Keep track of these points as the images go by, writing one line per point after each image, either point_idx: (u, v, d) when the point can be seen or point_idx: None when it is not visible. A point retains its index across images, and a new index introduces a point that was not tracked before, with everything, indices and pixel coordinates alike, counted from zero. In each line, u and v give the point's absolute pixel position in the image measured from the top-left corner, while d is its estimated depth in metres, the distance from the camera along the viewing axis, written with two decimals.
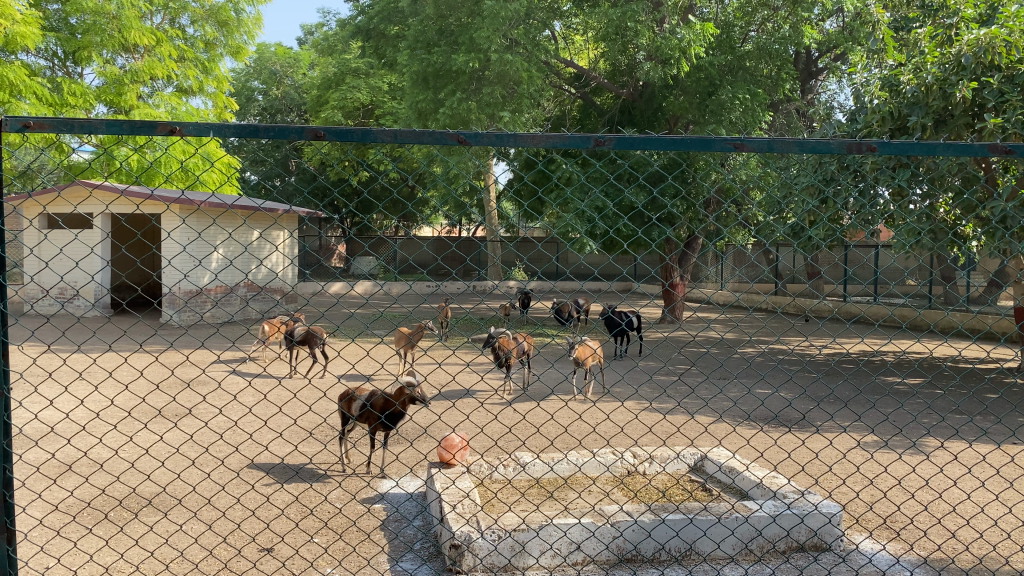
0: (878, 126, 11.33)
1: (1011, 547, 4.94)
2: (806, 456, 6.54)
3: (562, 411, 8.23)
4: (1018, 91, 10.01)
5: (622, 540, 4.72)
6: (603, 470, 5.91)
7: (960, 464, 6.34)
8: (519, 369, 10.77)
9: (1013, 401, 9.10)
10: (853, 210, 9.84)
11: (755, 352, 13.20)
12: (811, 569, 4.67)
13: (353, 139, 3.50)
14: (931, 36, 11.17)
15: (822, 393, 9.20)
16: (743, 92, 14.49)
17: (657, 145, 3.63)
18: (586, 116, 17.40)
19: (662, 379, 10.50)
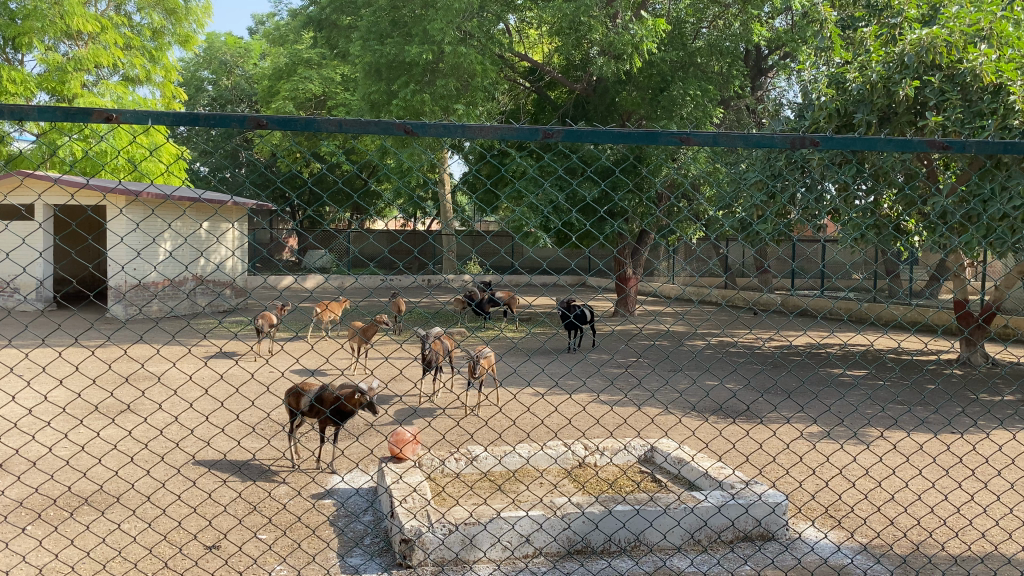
0: (824, 123, 11.52)
1: (947, 534, 5.07)
2: (752, 446, 6.63)
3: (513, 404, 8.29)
4: (957, 90, 10.28)
5: (570, 532, 4.75)
6: (552, 462, 5.91)
7: (900, 454, 6.50)
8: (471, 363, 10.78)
9: (951, 392, 9.38)
10: (801, 206, 10.01)
11: (704, 345, 13.39)
12: (755, 558, 4.74)
13: (298, 129, 3.43)
14: (875, 36, 11.45)
15: (767, 385, 9.38)
16: (694, 88, 14.65)
17: (604, 139, 3.63)
18: (540, 110, 17.45)
19: (611, 372, 10.59)
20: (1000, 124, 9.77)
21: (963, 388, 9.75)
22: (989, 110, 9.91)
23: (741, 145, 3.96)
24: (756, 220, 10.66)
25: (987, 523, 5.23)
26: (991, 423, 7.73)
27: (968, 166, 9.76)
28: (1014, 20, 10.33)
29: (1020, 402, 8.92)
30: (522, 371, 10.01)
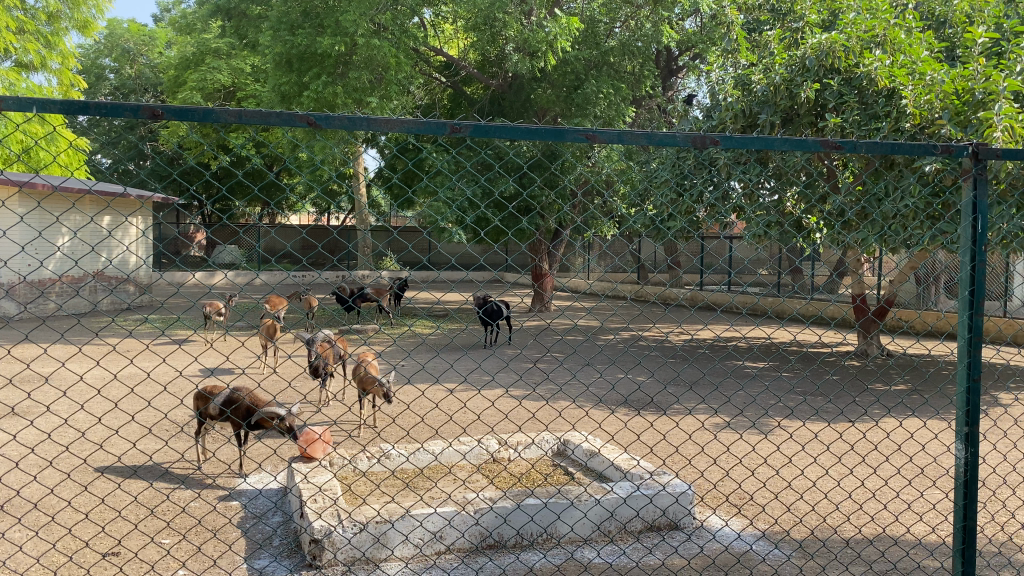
0: (731, 123, 11.90)
1: (840, 518, 5.31)
2: (659, 438, 6.78)
3: (425, 399, 8.28)
4: (854, 93, 10.76)
5: (479, 527, 4.74)
6: (462, 458, 5.91)
7: (798, 443, 6.77)
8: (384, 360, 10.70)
9: (846, 382, 9.85)
10: (709, 204, 10.29)
11: (617, 340, 13.66)
12: (661, 547, 4.85)
13: (195, 119, 3.31)
14: (779, 40, 11.83)
15: (674, 377, 9.63)
16: (606, 87, 14.93)
17: (510, 134, 3.63)
18: (456, 106, 17.41)
19: (524, 367, 10.67)
20: (893, 127, 10.23)
21: (857, 378, 10.26)
22: (883, 112, 10.48)
23: (645, 141, 4.02)
24: (667, 217, 10.93)
25: (876, 506, 5.49)
26: (881, 411, 8.15)
27: (864, 166, 10.23)
28: (906, 28, 10.87)
29: (909, 390, 9.43)
30: (434, 367, 10.02)
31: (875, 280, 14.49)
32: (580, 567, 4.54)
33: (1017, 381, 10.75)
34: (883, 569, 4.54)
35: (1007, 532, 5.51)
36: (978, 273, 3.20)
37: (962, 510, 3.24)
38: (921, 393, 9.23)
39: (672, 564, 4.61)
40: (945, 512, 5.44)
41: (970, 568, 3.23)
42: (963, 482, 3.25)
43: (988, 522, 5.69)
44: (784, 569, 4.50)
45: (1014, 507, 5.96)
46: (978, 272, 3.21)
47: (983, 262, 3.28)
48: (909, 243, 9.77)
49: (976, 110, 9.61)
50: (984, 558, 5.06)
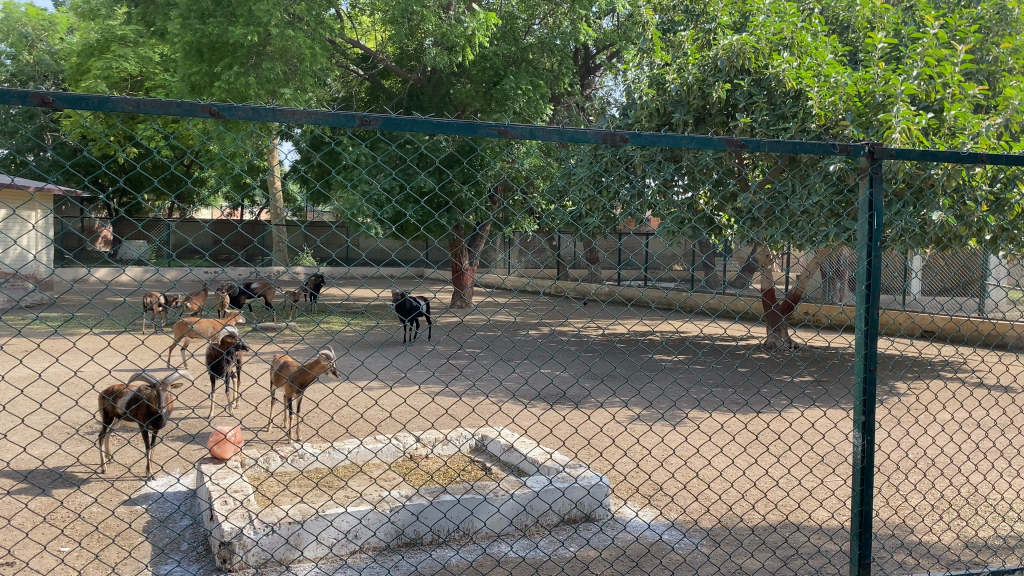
0: (646, 121, 12.13)
1: (745, 506, 5.47)
2: (577, 431, 6.85)
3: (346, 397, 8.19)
4: (764, 94, 11.09)
5: (391, 525, 4.70)
6: (383, 455, 5.85)
7: (710, 434, 6.95)
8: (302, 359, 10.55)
9: (757, 374, 10.22)
10: (624, 201, 10.46)
11: (538, 336, 13.83)
12: (575, 540, 4.90)
13: (89, 108, 3.15)
14: (693, 40, 12.12)
15: (594, 371, 9.81)
16: (526, 83, 14.96)
17: (421, 128, 3.58)
18: (374, 99, 17.20)
19: (446, 363, 10.69)
20: (799, 127, 10.61)
21: (767, 370, 10.66)
22: (791, 113, 10.81)
23: (558, 136, 4.02)
24: (587, 213, 11.09)
25: (781, 493, 5.69)
26: (786, 401, 8.46)
27: (772, 165, 10.57)
28: (812, 31, 11.31)
29: (813, 381, 9.83)
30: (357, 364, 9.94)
31: (782, 275, 15.01)
32: (493, 563, 4.55)
33: (912, 371, 11.33)
34: (786, 554, 4.69)
35: (901, 515, 5.79)
36: (874, 268, 3.33)
37: (859, 498, 3.36)
38: (826, 384, 9.66)
39: (584, 556, 4.65)
40: (845, 498, 5.68)
41: (868, 551, 3.35)
42: (860, 469, 3.38)
43: (883, 506, 5.97)
44: (693, 558, 4.62)
45: (907, 491, 6.27)
46: (873, 268, 3.33)
47: (878, 256, 3.41)
48: (813, 240, 10.15)
49: (877, 112, 10.04)
50: (880, 540, 5.30)
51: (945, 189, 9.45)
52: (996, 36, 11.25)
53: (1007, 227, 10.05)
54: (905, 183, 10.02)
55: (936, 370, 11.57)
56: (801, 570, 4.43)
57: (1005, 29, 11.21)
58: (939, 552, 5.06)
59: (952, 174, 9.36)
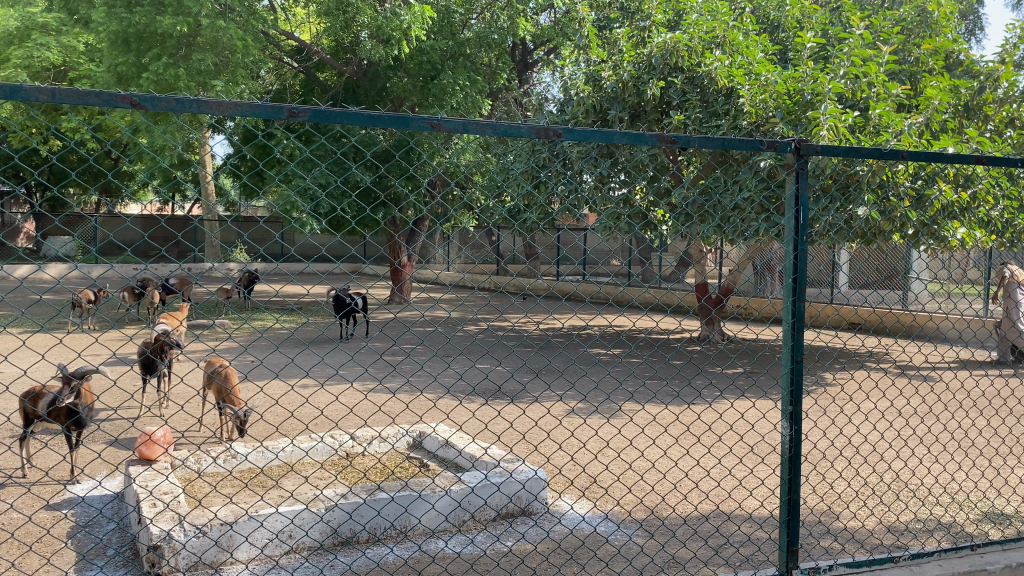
0: (583, 117, 12.21)
1: (679, 496, 5.55)
2: (518, 426, 6.88)
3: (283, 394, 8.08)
4: (696, 91, 11.28)
5: (325, 524, 4.62)
6: (323, 454, 5.78)
7: (649, 426, 7.04)
8: (237, 356, 10.33)
9: (692, 366, 10.45)
10: (561, 197, 10.52)
11: (478, 332, 13.88)
12: (512, 535, 4.90)
13: (0, 96, 3.00)
14: (628, 37, 12.27)
15: (534, 365, 9.89)
16: (463, 79, 14.94)
17: (352, 121, 3.51)
18: (308, 92, 16.95)
19: (385, 359, 10.65)
20: (731, 124, 10.75)
21: (702, 362, 10.88)
22: (723, 110, 10.95)
23: (493, 130, 4.00)
24: (524, 208, 11.14)
25: (712, 483, 5.79)
26: (718, 393, 8.66)
27: (704, 162, 10.77)
28: (744, 31, 11.54)
29: (745, 372, 10.08)
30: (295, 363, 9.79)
31: (715, 270, 15.32)
32: (428, 559, 4.51)
33: (838, 362, 11.71)
34: (717, 543, 4.77)
35: (826, 502, 5.95)
36: (801, 262, 3.39)
37: (786, 486, 3.44)
38: (758, 375, 9.91)
39: (520, 550, 4.66)
40: (773, 487, 5.81)
41: (794, 538, 3.38)
42: (789, 458, 3.45)
43: (810, 494, 6.14)
44: (627, 549, 4.67)
45: (834, 479, 6.46)
46: (800, 261, 3.39)
47: (805, 250, 3.47)
48: (745, 235, 10.38)
49: (805, 110, 10.28)
50: (807, 527, 5.44)
51: (870, 186, 9.76)
52: (917, 37, 11.74)
53: (926, 223, 10.45)
54: (832, 180, 10.28)
55: (862, 361, 11.97)
56: (732, 558, 4.51)
57: (925, 30, 11.75)
58: (863, 537, 5.22)
59: (876, 171, 9.67)
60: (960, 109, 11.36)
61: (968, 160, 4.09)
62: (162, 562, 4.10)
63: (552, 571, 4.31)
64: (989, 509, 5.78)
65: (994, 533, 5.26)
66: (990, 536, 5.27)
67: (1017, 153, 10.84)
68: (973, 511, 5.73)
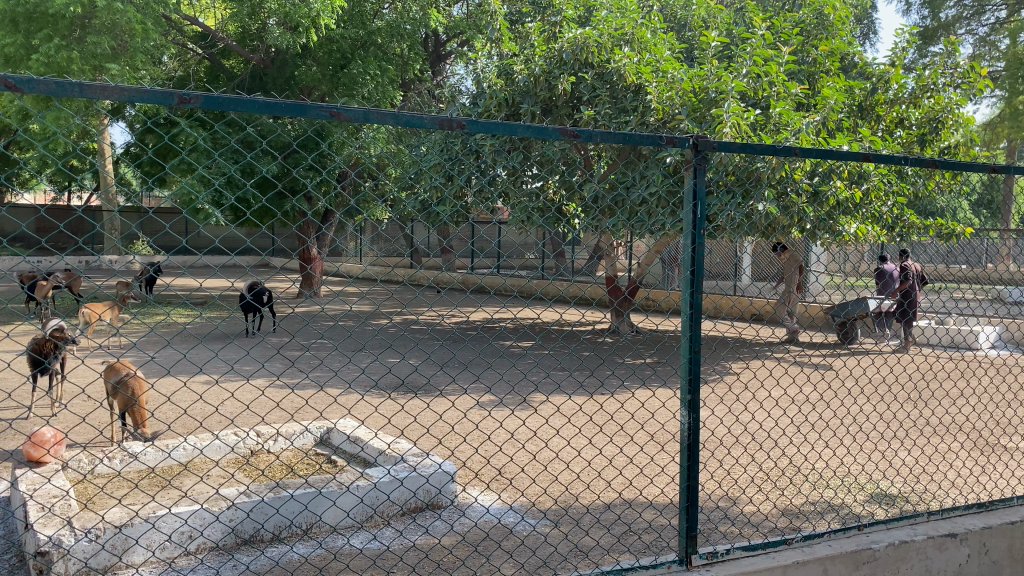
0: (495, 110, 12.23)
1: (588, 485, 5.63)
2: (429, 421, 6.84)
3: (184, 392, 7.83)
4: (606, 87, 11.45)
5: (232, 523, 4.51)
6: (224, 452, 5.62)
7: (559, 417, 7.12)
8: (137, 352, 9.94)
9: (600, 357, 10.64)
10: (474, 190, 10.54)
11: (389, 326, 13.78)
12: (418, 529, 4.87)
13: None
14: (539, 32, 12.37)
15: (445, 359, 9.88)
16: (373, 68, 14.74)
17: (248, 107, 3.35)
18: (213, 80, 16.45)
19: (293, 354, 10.46)
20: (639, 121, 10.96)
21: (611, 353, 11.07)
22: (632, 107, 11.13)
23: (393, 119, 3.92)
24: (436, 200, 11.10)
25: (618, 472, 5.89)
26: (625, 383, 8.86)
27: (613, 157, 10.93)
28: (652, 28, 11.77)
29: (652, 363, 10.33)
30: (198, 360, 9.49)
31: (625, 263, 15.63)
32: (328, 556, 4.44)
33: (741, 351, 12.13)
34: (619, 531, 4.85)
35: (725, 488, 6.15)
36: (699, 255, 3.46)
37: (685, 473, 3.49)
38: (664, 365, 10.17)
39: (426, 544, 4.64)
40: (675, 474, 5.96)
41: (693, 523, 3.41)
42: (688, 447, 3.52)
43: (709, 479, 6.33)
44: (531, 540, 4.70)
45: (736, 464, 6.68)
46: (698, 254, 3.46)
47: (702, 243, 3.55)
48: (653, 228, 10.60)
49: (710, 108, 10.42)
50: (706, 513, 5.59)
51: (769, 182, 10.12)
52: (815, 39, 12.17)
53: (822, 218, 10.90)
54: (735, 176, 10.57)
55: (763, 350, 12.43)
56: (634, 545, 4.60)
57: (822, 32, 12.20)
58: (759, 520, 5.42)
59: (775, 167, 10.01)
60: (855, 109, 11.86)
61: (856, 157, 4.26)
62: (50, 568, 3.90)
63: (456, 564, 4.30)
64: (875, 490, 6.08)
65: (879, 513, 5.54)
66: (875, 515, 5.55)
67: (906, 152, 11.40)
68: (860, 493, 6.02)
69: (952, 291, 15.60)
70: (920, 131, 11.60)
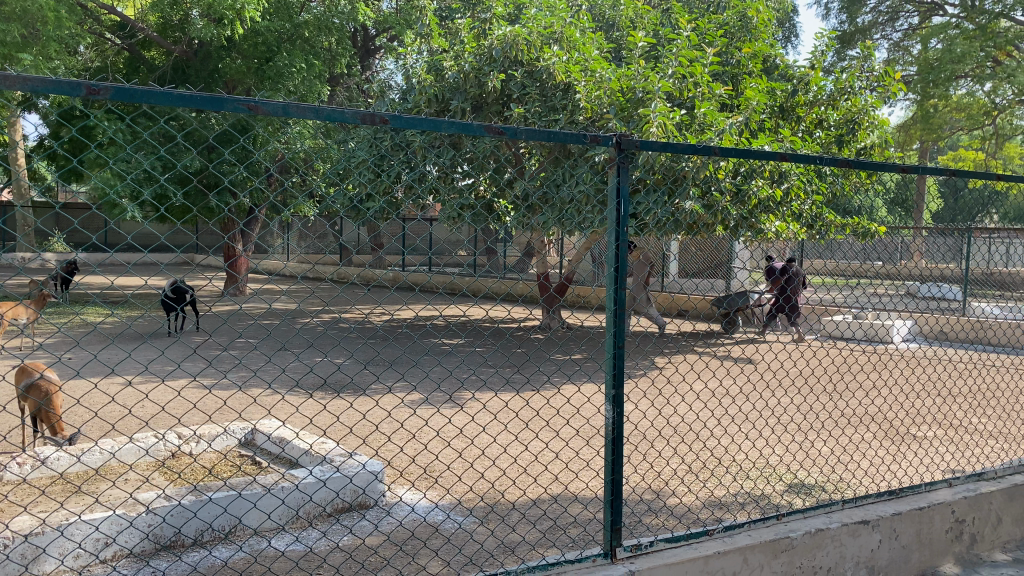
0: (425, 106, 12.16)
1: (516, 482, 5.65)
2: (356, 420, 6.77)
3: (101, 394, 7.59)
4: (536, 85, 11.49)
5: (153, 528, 4.37)
6: (141, 456, 5.46)
7: (488, 415, 7.14)
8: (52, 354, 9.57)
9: (530, 354, 10.71)
10: (404, 187, 10.49)
11: (319, 325, 13.62)
12: (342, 530, 4.82)
13: None
14: (469, 29, 12.36)
15: (374, 358, 9.81)
16: (300, 62, 14.32)
17: (162, 100, 3.17)
18: (133, 71, 15.94)
19: (218, 354, 10.23)
20: (569, 119, 11.01)
21: (541, 349, 11.15)
22: (561, 105, 11.17)
23: (313, 113, 3.83)
24: (365, 197, 11.00)
25: (545, 468, 5.94)
26: (555, 379, 8.95)
27: (543, 156, 11.00)
28: (580, 27, 11.89)
29: (582, 358, 10.45)
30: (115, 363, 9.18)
31: (555, 260, 15.76)
32: (250, 560, 4.34)
33: (667, 347, 12.36)
34: (545, 526, 4.89)
35: (649, 481, 6.25)
36: (623, 252, 3.50)
37: (609, 466, 3.53)
38: (592, 360, 10.31)
39: (350, 545, 4.59)
40: (600, 468, 6.04)
41: (618, 516, 3.42)
42: (613, 439, 3.58)
43: (635, 473, 6.42)
44: (458, 537, 4.69)
45: (662, 457, 6.80)
46: (621, 251, 3.48)
47: (625, 240, 3.59)
48: (582, 226, 10.72)
49: (637, 107, 10.53)
50: (631, 506, 5.68)
51: (694, 181, 10.33)
52: (739, 41, 12.47)
53: (744, 216, 11.19)
54: (661, 174, 10.75)
55: (689, 345, 12.70)
56: (561, 540, 4.64)
57: (745, 35, 12.51)
58: (683, 512, 5.54)
59: (700, 166, 10.21)
60: (777, 110, 12.07)
61: (775, 157, 4.36)
62: None
63: (381, 564, 4.26)
64: (793, 480, 6.27)
65: (797, 502, 5.71)
66: (794, 504, 5.72)
67: (825, 153, 11.80)
68: (779, 483, 6.20)
69: (867, 288, 16.18)
70: (838, 132, 12.01)
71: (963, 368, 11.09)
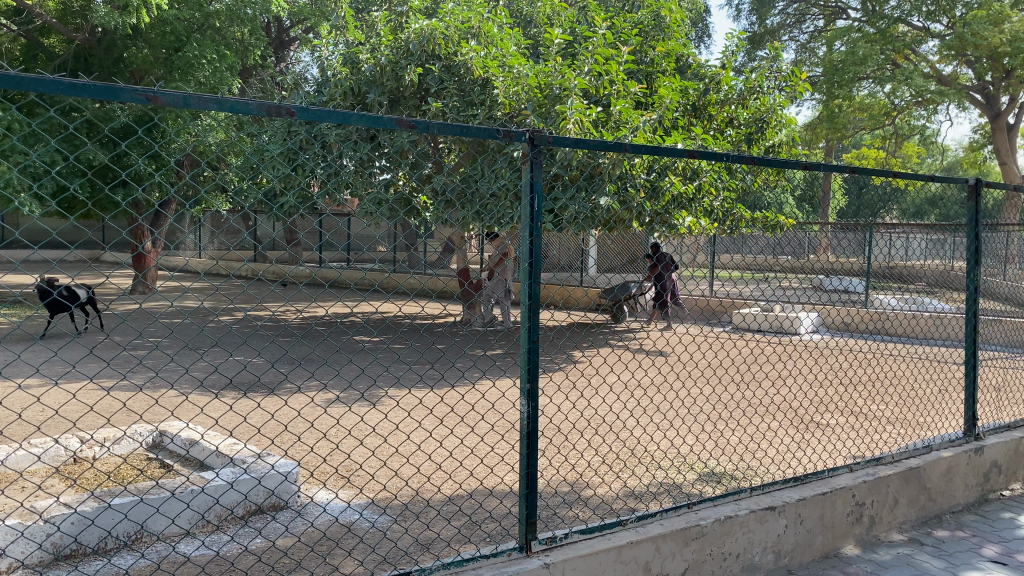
0: (341, 100, 11.84)
1: (430, 478, 5.62)
2: (268, 420, 6.63)
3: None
4: (453, 80, 11.44)
5: (51, 538, 4.16)
6: (38, 461, 5.21)
7: (405, 412, 7.08)
8: None
9: (449, 350, 10.68)
10: (320, 181, 10.29)
11: (233, 323, 13.27)
12: (252, 532, 4.69)
13: None
14: (385, 21, 12.23)
15: (290, 356, 9.60)
16: (211, 52, 14.01)
17: (56, 88, 2.97)
18: (31, 59, 15.15)
19: (125, 354, 9.85)
20: (487, 115, 11.01)
21: (461, 345, 11.13)
22: (478, 100, 11.16)
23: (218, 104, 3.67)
24: (279, 191, 10.74)
25: (459, 464, 5.93)
26: (473, 375, 8.94)
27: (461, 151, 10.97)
28: (497, 22, 11.92)
29: (501, 353, 10.47)
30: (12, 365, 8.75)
31: (475, 255, 15.75)
32: (155, 567, 4.19)
33: (584, 341, 12.53)
34: (461, 521, 4.89)
35: (565, 474, 6.32)
36: (535, 247, 3.50)
37: (523, 461, 3.55)
38: (511, 355, 10.35)
39: (260, 547, 4.48)
40: (516, 462, 6.06)
41: (533, 510, 3.43)
42: (525, 435, 3.59)
43: (551, 466, 6.48)
44: (371, 535, 4.64)
45: (576, 450, 6.88)
46: (533, 246, 3.48)
47: (537, 235, 3.59)
48: (500, 221, 10.73)
49: (554, 103, 10.57)
50: (547, 499, 5.73)
51: (610, 177, 10.47)
52: (653, 40, 12.65)
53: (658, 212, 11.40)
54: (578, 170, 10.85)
55: (606, 338, 12.89)
56: (476, 535, 4.65)
57: (659, 34, 12.71)
58: (598, 503, 5.62)
59: (616, 162, 10.36)
60: (690, 108, 12.32)
61: (684, 154, 4.45)
62: None
63: (292, 565, 4.18)
64: (704, 468, 6.44)
65: (708, 490, 5.87)
66: (705, 493, 5.87)
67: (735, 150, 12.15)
68: (691, 472, 6.35)
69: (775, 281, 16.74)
70: (747, 130, 12.40)
71: (865, 358, 11.58)
